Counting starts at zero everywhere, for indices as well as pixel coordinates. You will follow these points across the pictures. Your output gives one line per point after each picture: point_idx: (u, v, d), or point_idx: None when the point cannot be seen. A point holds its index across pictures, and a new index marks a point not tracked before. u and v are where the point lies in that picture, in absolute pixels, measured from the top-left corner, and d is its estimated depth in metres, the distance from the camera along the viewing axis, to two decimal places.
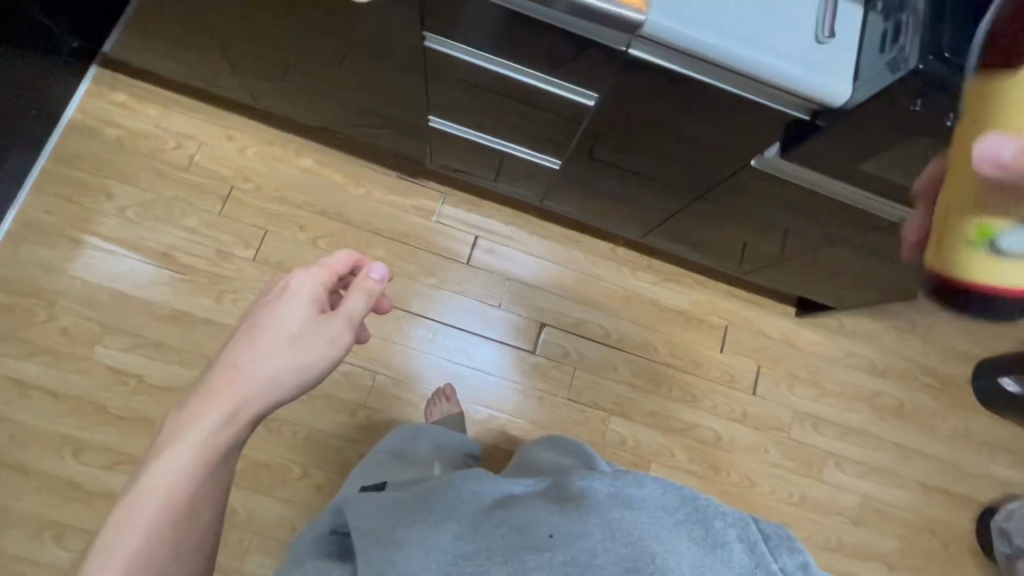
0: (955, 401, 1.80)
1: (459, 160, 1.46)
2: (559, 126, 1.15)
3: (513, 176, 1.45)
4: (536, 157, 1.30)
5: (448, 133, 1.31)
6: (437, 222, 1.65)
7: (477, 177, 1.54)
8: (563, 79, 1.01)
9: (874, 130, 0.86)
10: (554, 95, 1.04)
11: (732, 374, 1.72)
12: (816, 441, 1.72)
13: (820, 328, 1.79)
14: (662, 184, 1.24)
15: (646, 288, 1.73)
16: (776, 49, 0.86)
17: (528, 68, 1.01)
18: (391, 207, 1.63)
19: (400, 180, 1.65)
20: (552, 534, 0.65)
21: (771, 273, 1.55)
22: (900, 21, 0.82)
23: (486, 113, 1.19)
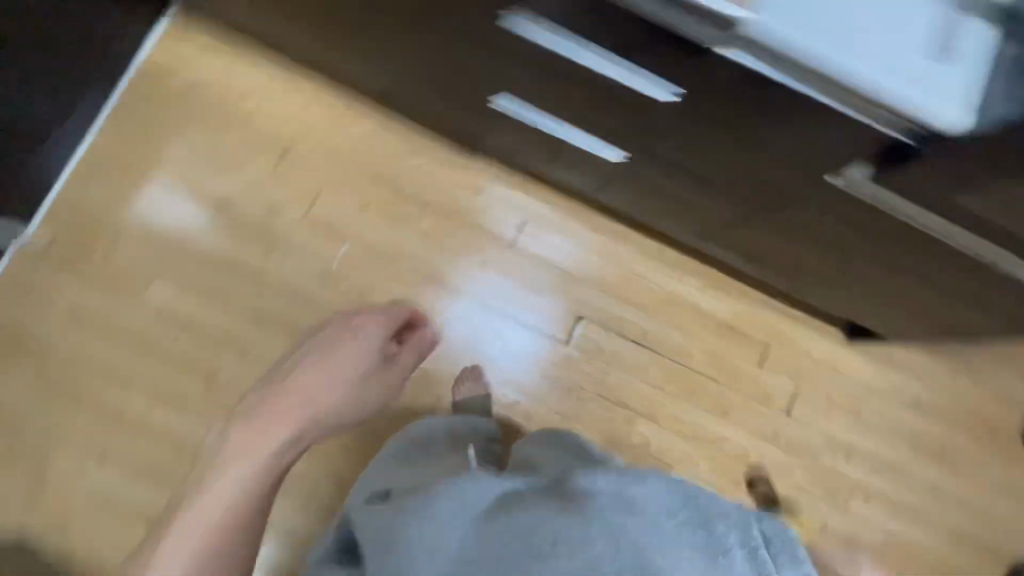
0: (1004, 450, 1.70)
1: (516, 141, 1.43)
2: (626, 117, 1.10)
3: (569, 164, 1.42)
4: (597, 147, 1.27)
5: (511, 113, 1.29)
6: (485, 202, 1.63)
7: (531, 160, 1.51)
8: (643, 70, 0.94)
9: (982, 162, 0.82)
10: (631, 86, 0.98)
11: (768, 392, 1.67)
12: (846, 472, 1.66)
13: (868, 356, 1.71)
14: (725, 189, 1.19)
15: (689, 293, 1.68)
16: (893, 66, 0.80)
17: (607, 56, 0.95)
18: (441, 182, 1.63)
19: (453, 155, 1.64)
20: (556, 541, 0.75)
21: (824, 294, 1.49)
22: None
23: (551, 96, 1.16)
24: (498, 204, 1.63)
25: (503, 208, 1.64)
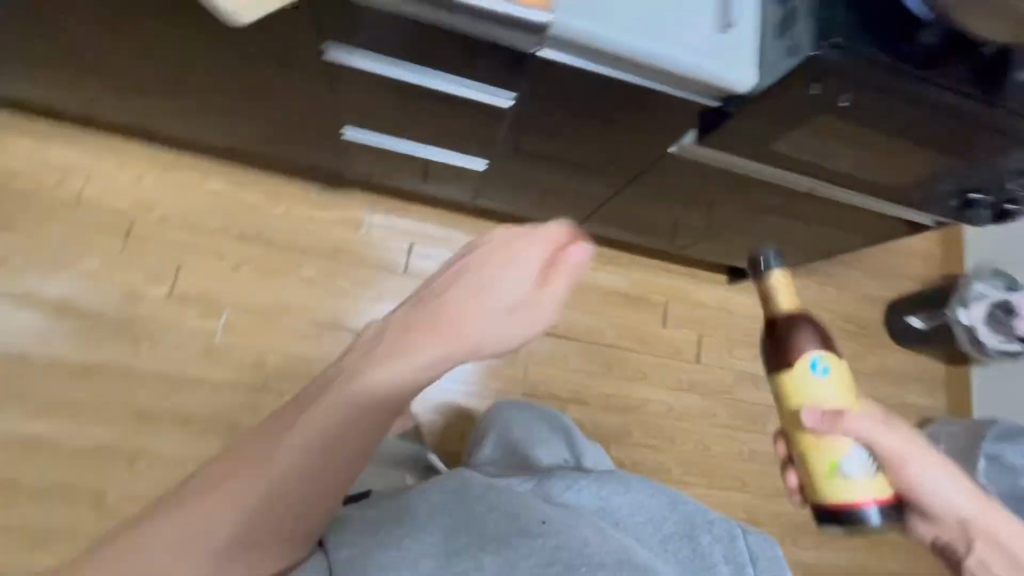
0: (872, 342, 1.97)
1: (383, 168, 1.40)
2: (480, 126, 1.13)
3: (441, 179, 1.42)
4: (460, 159, 1.28)
5: (366, 142, 1.25)
6: (369, 234, 1.58)
7: (404, 183, 1.49)
8: (477, 81, 0.99)
9: (780, 114, 0.95)
10: (470, 98, 1.03)
11: (676, 347, 1.79)
12: (757, 398, 1.83)
13: (750, 291, 1.89)
14: (589, 173, 1.26)
15: (586, 274, 1.75)
16: (687, 43, 0.91)
17: (440, 73, 0.99)
18: (316, 224, 1.55)
19: (322, 194, 1.57)
20: (545, 520, 0.64)
21: (701, 246, 1.63)
22: (792, 10, 0.90)
23: (402, 119, 1.15)
24: (380, 234, 1.59)
25: (388, 236, 1.59)
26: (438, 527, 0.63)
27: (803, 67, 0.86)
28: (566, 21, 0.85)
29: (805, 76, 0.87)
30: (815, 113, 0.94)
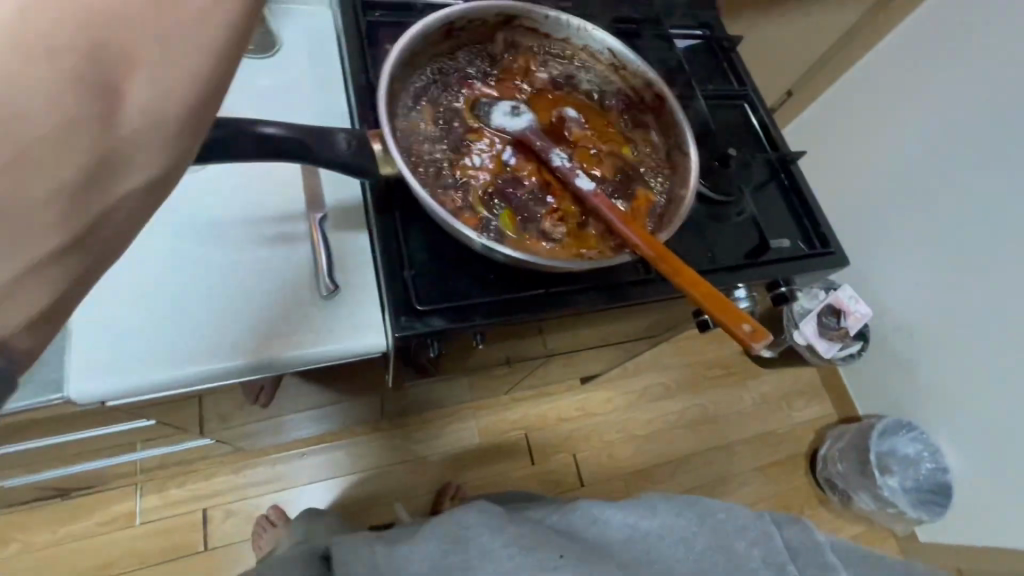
0: (744, 375, 1.72)
1: (87, 479, 1.12)
2: (169, 428, 0.94)
3: (156, 455, 1.10)
4: (109, 439, 0.90)
5: (38, 480, 1.00)
6: (107, 533, 1.21)
7: (121, 475, 1.17)
8: (77, 427, 0.79)
9: (435, 358, 0.71)
10: (96, 436, 0.84)
11: (552, 479, 1.49)
12: (657, 495, 1.53)
13: (609, 382, 1.63)
14: (321, 393, 0.99)
15: (416, 448, 1.45)
16: (242, 340, 0.58)
17: (23, 439, 0.78)
18: (26, 554, 1.16)
19: (25, 509, 1.18)
20: (562, 553, 0.55)
21: (527, 382, 1.41)
22: (383, 258, 0.63)
23: (51, 460, 0.91)
24: (171, 513, 1.25)
25: (148, 519, 1.24)
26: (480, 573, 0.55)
27: (402, 345, 0.61)
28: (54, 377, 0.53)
29: (415, 348, 0.63)
30: (475, 347, 0.71)
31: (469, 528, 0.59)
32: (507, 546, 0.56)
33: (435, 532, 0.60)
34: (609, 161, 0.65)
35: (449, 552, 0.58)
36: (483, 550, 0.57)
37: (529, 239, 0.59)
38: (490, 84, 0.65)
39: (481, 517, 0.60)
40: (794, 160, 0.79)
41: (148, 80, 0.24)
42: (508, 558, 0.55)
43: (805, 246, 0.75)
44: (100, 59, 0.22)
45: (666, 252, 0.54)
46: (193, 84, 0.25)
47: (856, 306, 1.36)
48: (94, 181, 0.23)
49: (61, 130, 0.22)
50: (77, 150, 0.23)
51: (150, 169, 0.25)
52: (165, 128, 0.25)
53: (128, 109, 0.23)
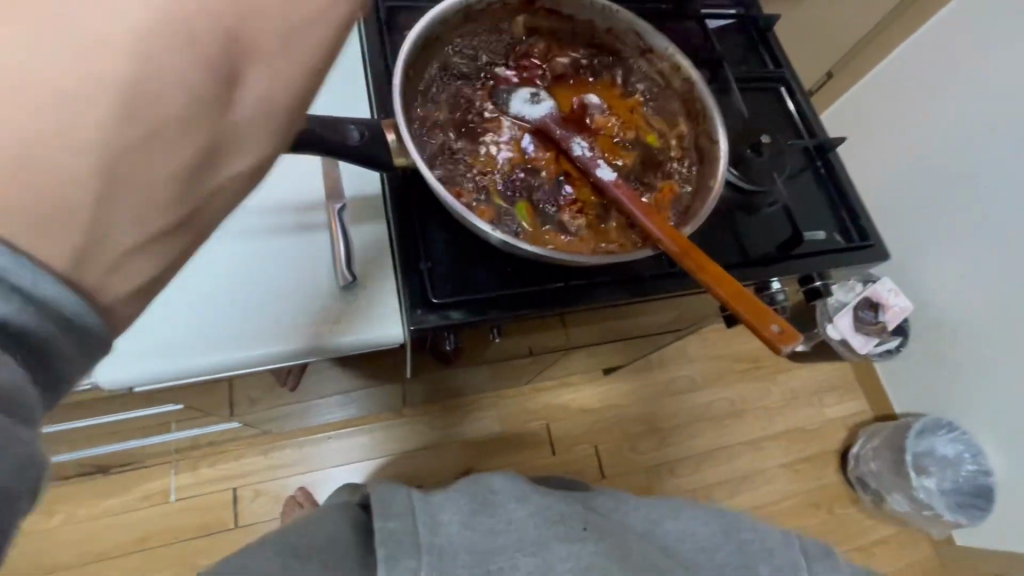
0: (773, 369, 1.67)
1: (124, 456, 1.16)
2: (197, 410, 0.97)
3: (185, 436, 1.14)
4: (144, 420, 0.94)
5: (79, 457, 1.05)
6: (145, 507, 1.27)
7: (155, 453, 1.21)
8: (112, 411, 0.82)
9: (452, 349, 0.71)
10: (128, 418, 0.87)
11: (573, 469, 1.49)
12: (679, 488, 1.51)
13: (633, 373, 1.60)
14: (342, 379, 1.00)
15: (438, 435, 1.46)
16: (264, 330, 0.59)
17: (61, 421, 0.81)
18: (72, 523, 1.23)
19: (70, 481, 1.25)
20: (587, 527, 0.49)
21: (550, 373, 1.39)
22: (401, 250, 0.63)
23: (87, 439, 0.95)
24: (203, 490, 1.30)
25: (182, 496, 1.29)
26: (511, 547, 0.47)
27: (419, 337, 0.61)
28: None
29: (432, 338, 0.63)
30: (492, 338, 0.70)
31: (498, 489, 0.51)
32: (537, 518, 0.49)
33: (456, 490, 0.51)
34: (633, 150, 0.62)
35: (477, 515, 0.48)
36: (512, 518, 0.49)
37: (546, 231, 0.58)
38: (509, 69, 0.63)
39: (511, 483, 0.52)
40: (834, 148, 0.75)
41: (263, 70, 0.25)
42: (538, 533, 0.48)
43: (843, 239, 0.71)
44: (228, 53, 0.24)
45: (690, 247, 0.51)
46: (297, 77, 0.26)
47: (895, 299, 1.33)
48: (212, 161, 0.25)
49: (188, 108, 0.24)
50: (198, 131, 0.24)
51: (255, 157, 0.26)
52: (269, 109, 0.26)
53: (245, 95, 0.25)
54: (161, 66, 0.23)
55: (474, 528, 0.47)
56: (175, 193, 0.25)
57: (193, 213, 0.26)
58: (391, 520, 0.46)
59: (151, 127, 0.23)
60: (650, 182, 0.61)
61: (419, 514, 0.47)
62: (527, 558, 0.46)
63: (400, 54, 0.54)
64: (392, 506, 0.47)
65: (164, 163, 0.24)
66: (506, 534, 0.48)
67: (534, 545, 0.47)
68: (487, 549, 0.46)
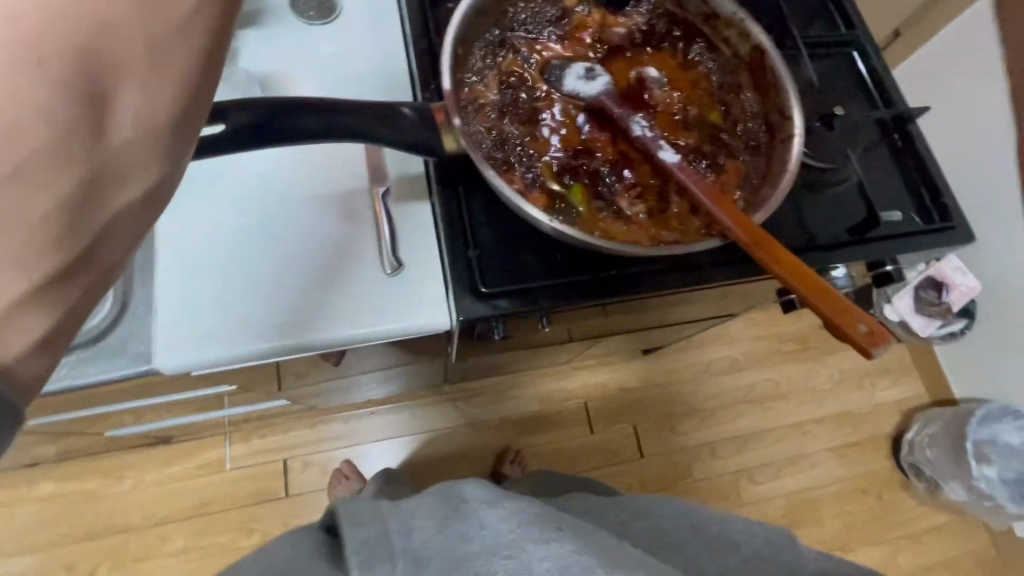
0: (822, 351, 1.60)
1: (181, 429, 1.22)
2: (248, 387, 1.00)
3: (237, 411, 1.18)
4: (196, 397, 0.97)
5: (141, 429, 1.10)
6: (203, 474, 1.34)
7: (210, 425, 1.26)
8: (169, 390, 0.85)
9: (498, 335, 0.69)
10: (183, 395, 0.90)
11: (611, 448, 1.48)
12: (719, 469, 1.49)
13: (673, 353, 1.56)
14: (385, 357, 1.01)
15: (477, 411, 1.47)
16: (312, 317, 0.59)
17: (123, 400, 0.84)
18: (138, 488, 1.31)
19: (135, 450, 1.33)
20: (558, 525, 0.50)
21: (589, 352, 1.37)
22: (447, 236, 0.61)
23: (147, 414, 1.00)
24: (254, 461, 1.36)
25: (236, 465, 1.35)
26: (486, 552, 0.49)
27: (467, 326, 0.60)
28: (144, 348, 0.56)
29: (479, 326, 0.62)
30: (540, 324, 0.68)
31: (469, 497, 0.53)
32: (512, 519, 0.50)
33: (428, 498, 0.53)
34: (696, 128, 0.58)
35: (449, 521, 0.51)
36: (484, 523, 0.50)
37: (603, 217, 0.55)
38: (560, 42, 0.60)
39: (482, 490, 0.54)
40: (914, 118, 0.68)
41: (137, 95, 0.24)
42: (512, 535, 0.49)
43: (922, 220, 0.65)
44: (89, 81, 0.23)
45: (764, 238, 0.48)
46: (175, 97, 0.25)
47: (962, 279, 1.21)
48: (96, 193, 0.24)
49: (58, 141, 0.23)
50: (74, 165, 0.23)
51: (146, 182, 0.26)
52: (146, 135, 0.25)
53: (119, 123, 0.24)
54: (9, 95, 0.22)
55: (449, 534, 0.50)
56: (62, 234, 0.24)
57: (93, 247, 0.25)
58: (361, 529, 0.48)
59: (23, 165, 0.22)
60: (717, 162, 0.57)
61: (390, 524, 0.49)
62: (503, 561, 0.48)
63: (446, 34, 0.53)
64: (360, 515, 0.49)
65: (44, 199, 0.23)
66: (479, 540, 0.49)
67: (509, 548, 0.49)
68: (460, 555, 0.48)
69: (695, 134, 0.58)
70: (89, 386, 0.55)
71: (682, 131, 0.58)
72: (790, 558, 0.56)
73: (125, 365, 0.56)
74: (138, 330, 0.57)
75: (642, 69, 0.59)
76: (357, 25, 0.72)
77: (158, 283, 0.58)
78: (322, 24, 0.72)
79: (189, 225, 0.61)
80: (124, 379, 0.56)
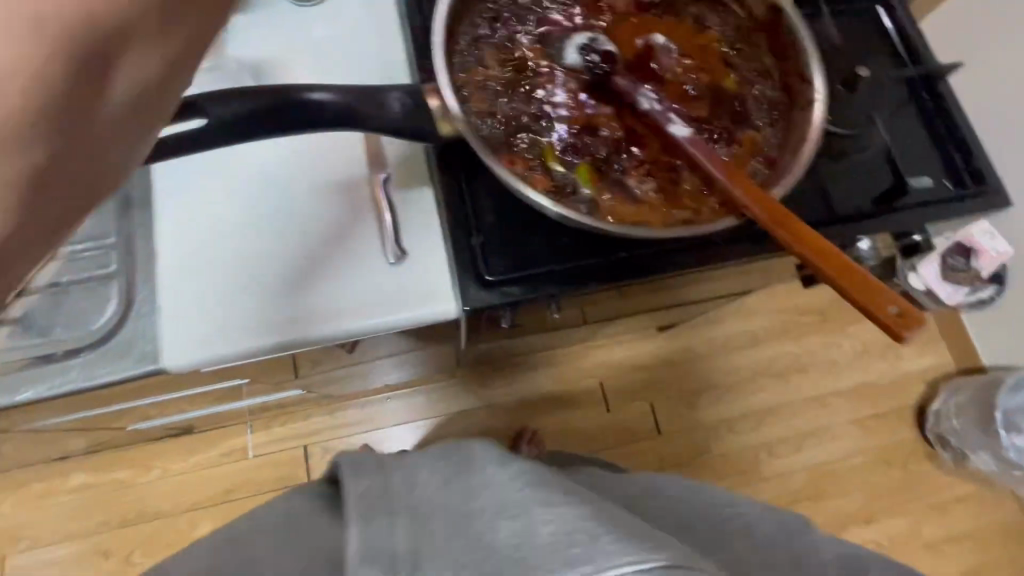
0: (844, 322, 1.55)
1: (202, 419, 1.24)
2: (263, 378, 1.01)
3: (254, 401, 1.19)
4: (212, 390, 0.98)
5: (163, 420, 1.12)
6: (229, 462, 1.37)
7: (231, 415, 1.28)
8: (185, 385, 0.86)
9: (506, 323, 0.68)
10: (198, 389, 0.91)
11: (628, 426, 1.47)
12: (738, 444, 1.47)
13: (689, 330, 1.53)
14: (397, 344, 1.00)
15: (493, 393, 1.47)
16: (318, 311, 0.58)
17: (140, 396, 0.85)
18: (166, 476, 1.35)
19: (161, 440, 1.35)
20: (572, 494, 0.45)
21: (603, 332, 1.35)
22: (451, 224, 0.60)
23: (166, 408, 1.01)
24: (275, 448, 1.38)
25: (258, 453, 1.38)
26: (489, 509, 0.44)
27: (474, 315, 0.59)
28: (150, 347, 0.56)
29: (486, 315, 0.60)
30: (549, 310, 0.66)
31: (476, 457, 0.50)
32: (516, 478, 0.46)
33: (438, 458, 0.50)
34: (707, 97, 0.55)
35: (453, 481, 0.47)
36: (489, 484, 0.46)
37: (610, 197, 0.52)
38: (560, 11, 0.56)
39: (488, 451, 0.51)
40: (944, 76, 0.63)
41: (133, 62, 0.23)
42: (519, 494, 0.44)
43: (954, 185, 0.61)
44: None
45: (782, 213, 0.46)
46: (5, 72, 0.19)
47: (994, 244, 1.15)
48: None
49: None
50: None
51: None
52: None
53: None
54: None
55: (454, 490, 0.46)
56: None
57: None
58: (364, 479, 0.45)
59: None
60: (730, 133, 0.54)
61: (393, 478, 0.46)
62: (508, 522, 0.42)
63: (437, 9, 0.50)
64: (364, 469, 0.47)
65: None
66: (482, 497, 0.45)
67: (515, 506, 0.43)
68: (462, 511, 0.44)
69: (707, 104, 0.55)
70: (101, 386, 0.55)
71: (693, 101, 0.54)
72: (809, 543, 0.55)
73: (132, 365, 0.55)
74: (144, 329, 0.56)
75: (648, 37, 0.55)
76: (349, 5, 0.69)
77: (162, 281, 0.58)
78: (313, 6, 0.69)
79: (188, 221, 0.60)
80: (134, 379, 0.56)
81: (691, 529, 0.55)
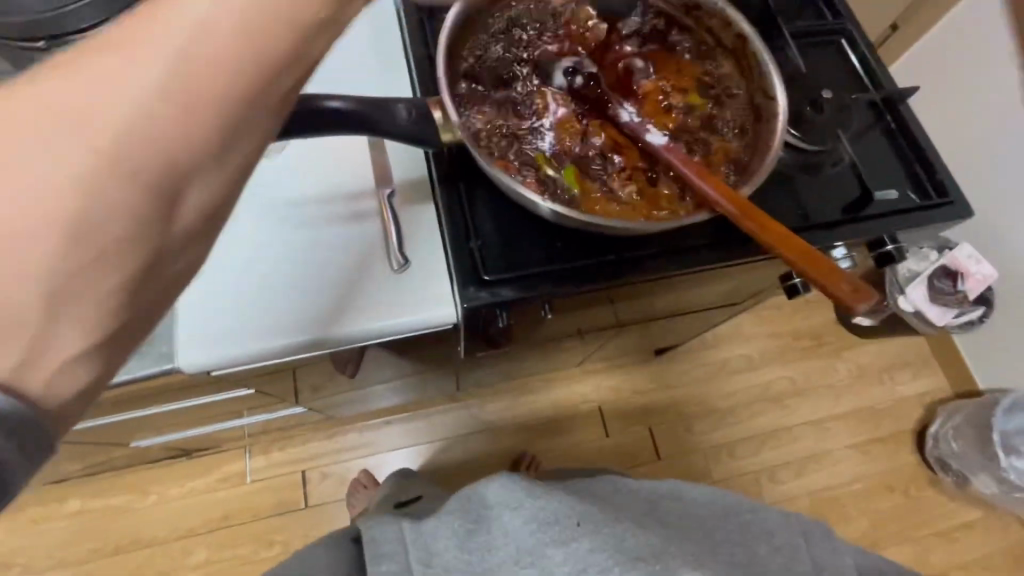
0: (838, 346, 1.58)
1: (203, 441, 1.24)
2: (262, 398, 1.02)
3: (255, 422, 1.20)
4: (216, 408, 1.00)
5: (165, 440, 1.13)
6: (228, 488, 1.36)
7: (232, 438, 1.29)
8: (190, 398, 0.88)
9: (503, 332, 0.71)
10: (204, 404, 0.93)
11: (628, 451, 1.47)
12: (738, 468, 1.47)
13: (686, 355, 1.55)
14: (400, 365, 1.03)
15: (492, 417, 1.48)
16: (325, 312, 0.61)
17: (146, 408, 0.87)
18: (164, 500, 1.34)
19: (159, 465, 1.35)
20: (581, 521, 0.54)
21: (599, 355, 1.37)
22: (450, 232, 0.64)
23: (172, 424, 1.02)
24: (274, 473, 1.38)
25: (258, 478, 1.38)
26: (507, 560, 0.55)
27: (472, 316, 0.62)
28: (165, 347, 0.59)
29: (484, 319, 0.64)
30: (544, 317, 0.70)
31: (491, 506, 0.58)
32: (528, 523, 0.56)
33: (460, 511, 0.59)
34: (681, 111, 0.61)
35: (472, 537, 0.57)
36: (507, 532, 0.56)
37: (596, 198, 0.57)
38: (550, 39, 0.62)
39: (503, 490, 0.59)
40: (904, 99, 0.69)
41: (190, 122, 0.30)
42: (531, 540, 0.55)
43: (918, 197, 0.66)
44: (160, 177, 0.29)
45: (749, 207, 0.52)
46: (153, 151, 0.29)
47: (978, 267, 1.18)
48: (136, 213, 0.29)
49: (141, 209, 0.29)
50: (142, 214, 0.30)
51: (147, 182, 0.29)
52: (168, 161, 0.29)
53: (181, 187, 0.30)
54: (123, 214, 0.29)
55: (469, 550, 0.57)
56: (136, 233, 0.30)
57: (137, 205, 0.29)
58: (387, 562, 0.58)
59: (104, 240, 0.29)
60: (702, 142, 0.60)
61: (413, 549, 0.59)
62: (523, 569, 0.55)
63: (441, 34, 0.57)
64: (385, 545, 0.59)
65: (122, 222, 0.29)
66: (501, 548, 0.56)
67: (530, 554, 0.55)
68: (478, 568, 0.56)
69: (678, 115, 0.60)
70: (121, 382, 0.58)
71: (666, 113, 0.60)
72: (825, 550, 0.58)
73: (149, 364, 0.58)
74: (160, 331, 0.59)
75: (626, 59, 0.62)
76: (360, 40, 0.76)
77: None
78: None
79: None
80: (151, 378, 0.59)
81: (710, 540, 0.58)
